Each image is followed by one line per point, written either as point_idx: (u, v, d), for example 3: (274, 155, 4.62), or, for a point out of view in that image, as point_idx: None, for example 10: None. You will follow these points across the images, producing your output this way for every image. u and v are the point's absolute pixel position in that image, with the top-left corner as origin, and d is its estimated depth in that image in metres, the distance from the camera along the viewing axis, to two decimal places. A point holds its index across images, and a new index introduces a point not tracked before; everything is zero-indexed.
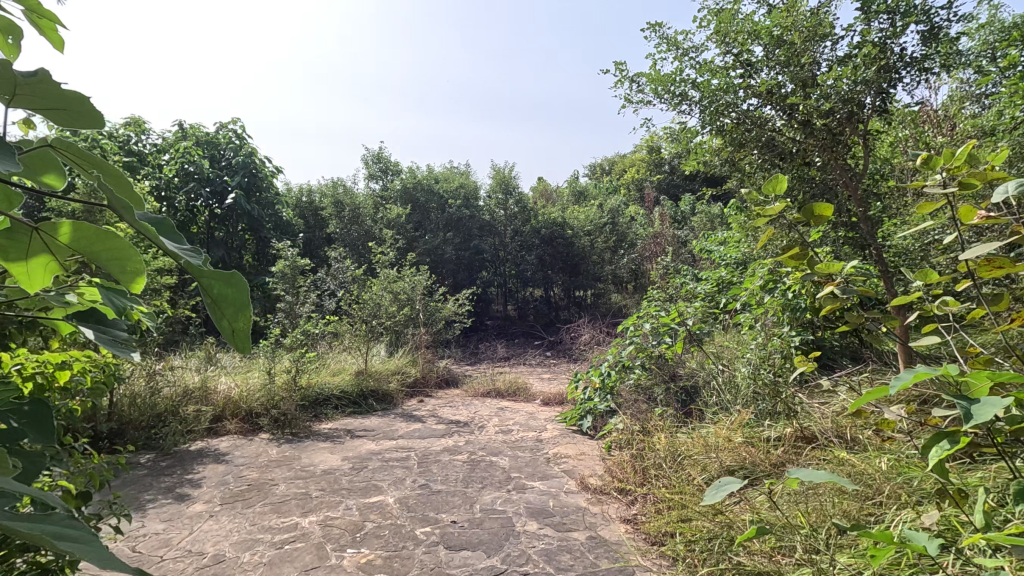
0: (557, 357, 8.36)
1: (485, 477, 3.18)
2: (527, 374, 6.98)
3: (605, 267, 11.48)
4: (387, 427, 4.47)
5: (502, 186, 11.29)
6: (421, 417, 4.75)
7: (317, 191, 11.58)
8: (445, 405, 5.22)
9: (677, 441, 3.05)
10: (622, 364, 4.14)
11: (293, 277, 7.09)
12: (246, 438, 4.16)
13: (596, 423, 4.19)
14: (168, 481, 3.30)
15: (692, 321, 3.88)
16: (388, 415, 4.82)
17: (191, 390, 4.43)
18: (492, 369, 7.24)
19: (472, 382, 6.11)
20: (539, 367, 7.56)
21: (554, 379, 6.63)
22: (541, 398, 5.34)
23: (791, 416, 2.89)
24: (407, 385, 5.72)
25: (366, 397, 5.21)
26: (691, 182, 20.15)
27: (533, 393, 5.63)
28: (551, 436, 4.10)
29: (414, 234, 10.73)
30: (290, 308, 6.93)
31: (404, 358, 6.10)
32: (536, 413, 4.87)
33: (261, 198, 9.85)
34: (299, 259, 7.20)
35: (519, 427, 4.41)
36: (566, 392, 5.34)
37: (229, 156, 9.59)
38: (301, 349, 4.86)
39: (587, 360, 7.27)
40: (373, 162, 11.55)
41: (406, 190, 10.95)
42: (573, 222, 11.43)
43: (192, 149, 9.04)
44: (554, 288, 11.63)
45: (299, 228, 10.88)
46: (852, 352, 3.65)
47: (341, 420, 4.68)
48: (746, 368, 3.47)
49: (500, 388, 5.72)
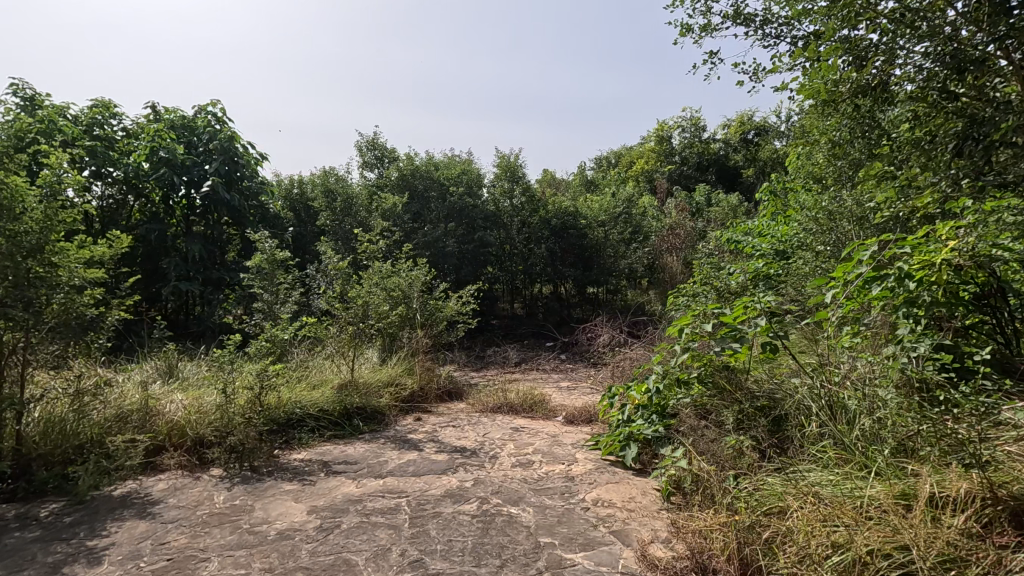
0: (573, 362, 7.43)
1: (503, 549, 2.24)
2: (542, 382, 6.05)
3: (621, 261, 10.55)
4: (374, 457, 3.54)
5: (508, 174, 10.29)
6: (417, 444, 3.80)
7: (309, 181, 10.65)
8: (448, 425, 4.28)
9: (786, 502, 2.13)
10: (675, 378, 3.18)
11: (272, 272, 6.15)
12: (192, 475, 3.24)
13: (645, 452, 3.26)
14: (62, 549, 2.37)
15: (766, 320, 2.97)
16: (376, 441, 3.89)
17: (126, 414, 3.53)
18: (501, 377, 6.32)
19: (479, 395, 5.18)
20: (554, 373, 6.62)
21: (574, 388, 5.70)
22: (564, 416, 4.39)
23: (963, 465, 1.93)
24: (402, 399, 4.80)
25: (351, 417, 4.28)
26: (702, 173, 19.23)
27: (553, 409, 4.69)
28: (584, 472, 3.16)
29: (413, 226, 9.81)
30: (270, 308, 6.03)
31: (400, 366, 5.17)
32: (561, 436, 3.92)
33: (244, 187, 8.93)
34: (279, 251, 6.25)
35: (542, 457, 3.47)
36: (595, 407, 4.40)
37: (205, 141, 8.59)
38: (268, 358, 3.93)
39: (609, 366, 6.34)
40: (368, 150, 10.60)
41: (403, 178, 9.95)
42: (585, 212, 10.50)
43: (163, 132, 8.11)
44: (566, 284, 10.71)
45: (289, 221, 9.99)
46: (1000, 363, 2.61)
47: (319, 449, 3.75)
48: (860, 390, 2.53)
49: (513, 403, 4.77)
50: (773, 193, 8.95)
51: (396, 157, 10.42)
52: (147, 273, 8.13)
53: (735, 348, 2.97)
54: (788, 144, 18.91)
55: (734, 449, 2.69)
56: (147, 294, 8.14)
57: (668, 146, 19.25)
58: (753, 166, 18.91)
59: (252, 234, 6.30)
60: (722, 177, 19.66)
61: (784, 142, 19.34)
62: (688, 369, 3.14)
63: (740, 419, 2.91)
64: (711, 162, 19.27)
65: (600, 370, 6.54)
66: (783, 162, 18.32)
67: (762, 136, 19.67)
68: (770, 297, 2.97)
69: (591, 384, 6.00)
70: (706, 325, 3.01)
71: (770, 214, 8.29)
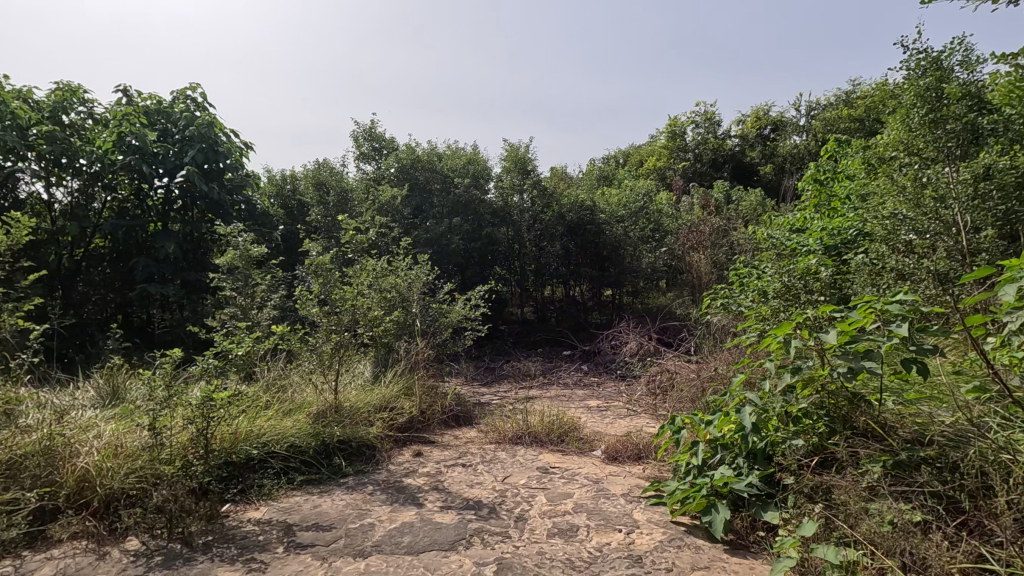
0: (596, 374, 6.48)
1: None
2: (565, 401, 5.11)
3: (642, 261, 9.59)
4: (356, 519, 2.60)
5: (519, 166, 9.26)
6: (416, 495, 2.86)
7: (301, 176, 9.76)
8: (456, 465, 3.34)
9: None
10: (777, 413, 2.31)
11: (246, 272, 5.22)
12: (96, 553, 2.29)
13: (737, 517, 2.34)
14: None
15: (907, 328, 2.08)
16: (362, 490, 2.95)
17: (15, 462, 2.49)
18: (516, 395, 5.37)
19: (493, 419, 4.23)
20: (577, 389, 5.67)
21: (605, 410, 4.75)
22: (603, 451, 3.45)
23: None
24: (398, 427, 3.86)
25: (331, 454, 3.32)
26: (718, 170, 18.23)
27: (587, 441, 3.73)
28: (653, 548, 2.21)
29: (413, 222, 8.88)
30: (244, 314, 5.11)
31: (397, 384, 4.23)
32: (605, 482, 2.98)
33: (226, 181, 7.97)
34: (255, 247, 5.32)
35: (587, 520, 2.51)
36: (643, 439, 3.45)
37: (182, 128, 7.63)
38: (218, 382, 2.94)
39: (644, 381, 5.39)
40: (365, 140, 9.68)
41: (403, 170, 9.05)
42: (603, 206, 9.57)
43: (132, 116, 7.16)
44: (581, 286, 9.76)
45: (279, 219, 9.05)
46: None
47: (285, 503, 2.79)
48: None
49: (537, 432, 3.82)
50: (816, 181, 7.99)
51: (395, 147, 9.48)
52: (116, 275, 7.11)
53: (866, 369, 2.14)
54: (807, 139, 17.97)
55: (890, 526, 1.79)
56: (119, 298, 7.16)
57: (681, 142, 18.27)
58: (771, 163, 18.00)
59: (224, 227, 5.36)
60: (737, 175, 18.73)
61: (803, 136, 18.38)
62: (795, 401, 2.29)
63: (890, 471, 2.00)
64: (726, 158, 18.34)
65: (632, 386, 5.57)
66: (802, 158, 17.41)
67: (780, 131, 18.72)
68: (910, 297, 2.16)
69: (623, 404, 5.03)
70: (820, 337, 2.19)
71: (812, 206, 7.40)
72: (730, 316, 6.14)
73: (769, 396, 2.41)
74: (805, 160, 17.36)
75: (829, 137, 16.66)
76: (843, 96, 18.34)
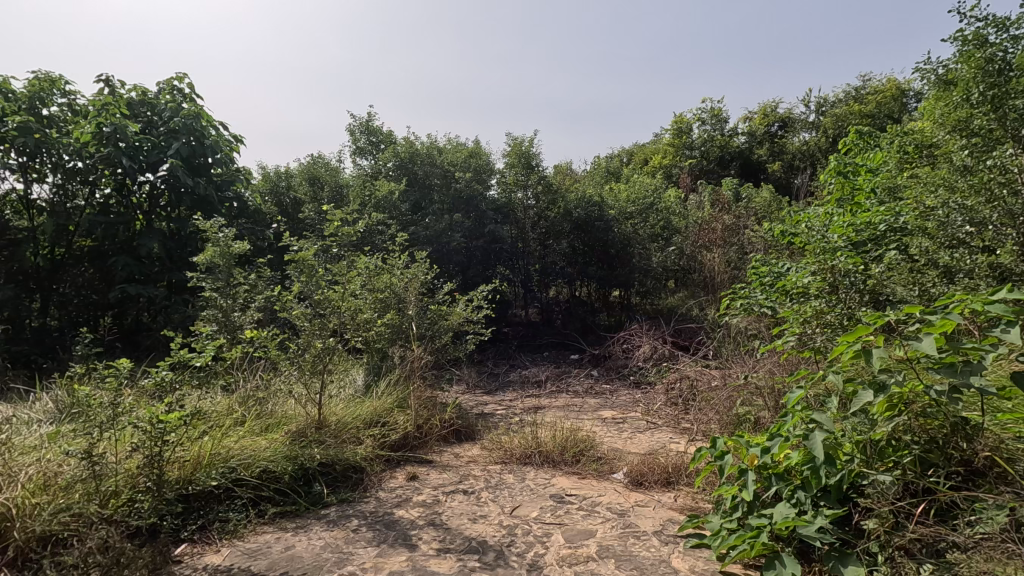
0: (608, 380, 6.03)
1: None
2: (576, 412, 4.64)
3: (652, 260, 9.12)
4: (334, 565, 2.14)
5: (522, 161, 8.77)
6: (407, 533, 2.41)
7: (295, 172, 9.30)
8: (456, 492, 2.88)
9: None
10: (850, 438, 1.87)
11: (228, 270, 4.78)
12: None
13: (804, 570, 1.90)
14: None
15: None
16: (344, 526, 2.50)
17: None
18: (522, 405, 4.91)
19: (497, 435, 3.77)
20: (588, 398, 5.21)
21: (621, 422, 4.28)
22: (626, 476, 2.99)
23: None
24: (391, 445, 3.41)
25: (311, 481, 2.87)
26: (726, 168, 17.72)
27: (606, 461, 3.28)
28: None
29: (411, 219, 8.42)
30: (225, 317, 4.66)
31: (389, 395, 3.78)
32: (631, 516, 2.52)
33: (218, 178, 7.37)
34: (238, 243, 4.88)
35: (616, 569, 2.06)
36: (672, 462, 2.99)
37: (166, 119, 7.17)
38: (172, 400, 2.44)
39: (662, 389, 4.93)
40: (361, 134, 9.22)
41: (401, 165, 8.59)
42: (611, 203, 9.11)
43: (111, 105, 6.66)
44: (589, 286, 9.30)
45: (274, 217, 8.54)
46: None
47: (253, 544, 2.34)
48: None
49: (549, 451, 3.35)
50: (839, 174, 7.49)
51: (393, 141, 9.03)
52: (100, 275, 6.61)
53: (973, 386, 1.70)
54: (817, 136, 17.44)
55: None
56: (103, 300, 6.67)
57: (687, 139, 17.79)
58: (779, 160, 17.52)
59: (204, 222, 4.91)
60: (746, 173, 18.18)
61: (813, 133, 17.85)
62: (876, 424, 1.84)
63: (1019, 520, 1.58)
64: (734, 156, 17.84)
65: (648, 394, 5.11)
66: (812, 155, 16.91)
67: (788, 127, 18.20)
68: (1020, 294, 1.73)
69: (641, 416, 4.56)
70: (914, 347, 1.75)
71: (836, 199, 6.92)
72: (753, 318, 5.68)
73: (840, 417, 1.97)
74: (815, 156, 16.85)
75: (841, 133, 16.12)
76: (854, 90, 17.85)
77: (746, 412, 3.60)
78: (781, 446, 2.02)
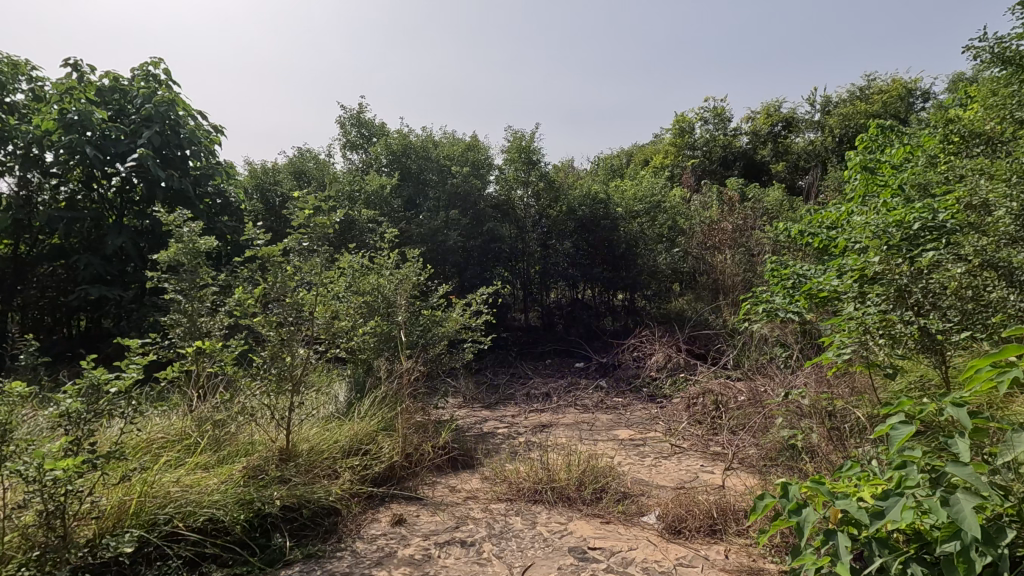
0: (619, 392, 5.48)
1: None
2: (587, 432, 4.09)
3: (660, 261, 8.59)
4: None
5: (523, 155, 8.21)
6: None
7: (281, 166, 8.70)
8: (451, 543, 2.34)
9: None
10: (997, 502, 1.37)
11: (193, 269, 4.18)
12: None
13: None
14: None
15: None
16: None
17: None
18: (526, 423, 4.35)
19: (500, 463, 3.21)
20: (599, 413, 4.66)
21: (641, 446, 3.73)
22: (660, 523, 2.45)
23: None
24: (374, 478, 2.86)
25: (270, 531, 2.30)
26: (730, 168, 17.18)
27: (632, 500, 2.73)
28: None
29: (405, 215, 7.83)
30: (190, 323, 4.07)
31: (373, 416, 3.23)
32: None
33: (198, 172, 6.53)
34: (205, 240, 4.28)
35: None
36: (715, 506, 2.45)
37: (138, 106, 6.34)
38: (80, 443, 1.86)
39: (683, 405, 4.39)
40: (352, 126, 8.63)
41: (394, 158, 8.01)
42: (616, 200, 8.56)
43: (74, 90, 5.81)
44: (593, 289, 8.75)
45: (258, 214, 7.92)
46: None
47: None
48: None
49: (563, 486, 2.80)
50: (864, 169, 6.95)
51: (386, 133, 8.44)
52: (69, 276, 5.98)
53: None
54: (822, 135, 16.94)
55: None
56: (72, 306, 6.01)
57: (689, 138, 17.27)
58: (784, 160, 17.02)
59: (166, 214, 4.31)
60: (749, 173, 17.66)
61: (818, 132, 17.34)
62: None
63: None
64: (737, 156, 17.31)
65: (667, 409, 4.57)
66: (819, 154, 16.40)
67: (793, 126, 17.68)
68: None
69: (663, 436, 4.01)
70: None
71: (861, 195, 6.42)
72: (777, 324, 5.15)
73: (977, 470, 1.45)
74: (822, 156, 16.34)
75: (849, 132, 15.60)
76: (859, 89, 17.41)
77: (792, 437, 3.07)
78: (906, 507, 1.47)
